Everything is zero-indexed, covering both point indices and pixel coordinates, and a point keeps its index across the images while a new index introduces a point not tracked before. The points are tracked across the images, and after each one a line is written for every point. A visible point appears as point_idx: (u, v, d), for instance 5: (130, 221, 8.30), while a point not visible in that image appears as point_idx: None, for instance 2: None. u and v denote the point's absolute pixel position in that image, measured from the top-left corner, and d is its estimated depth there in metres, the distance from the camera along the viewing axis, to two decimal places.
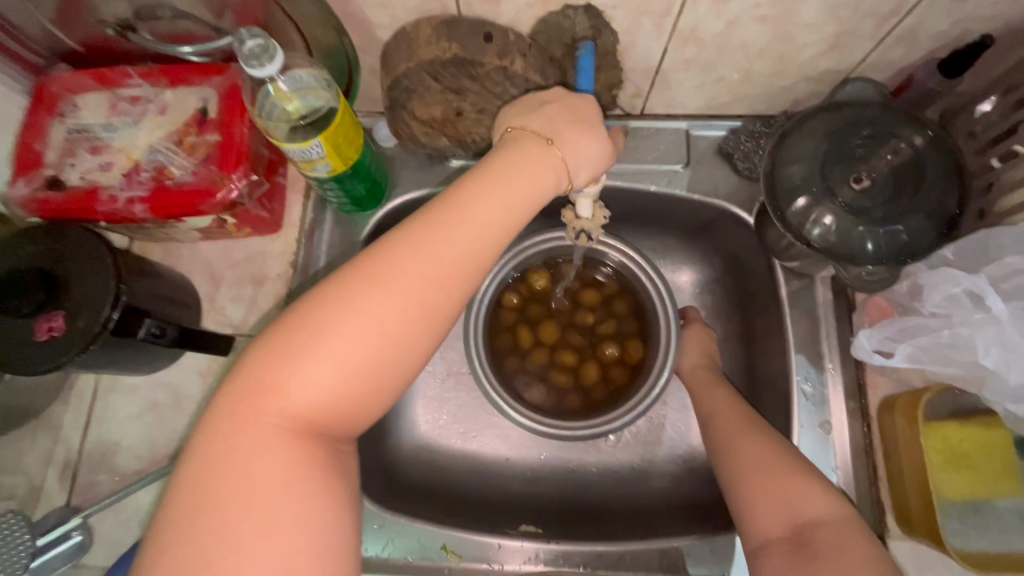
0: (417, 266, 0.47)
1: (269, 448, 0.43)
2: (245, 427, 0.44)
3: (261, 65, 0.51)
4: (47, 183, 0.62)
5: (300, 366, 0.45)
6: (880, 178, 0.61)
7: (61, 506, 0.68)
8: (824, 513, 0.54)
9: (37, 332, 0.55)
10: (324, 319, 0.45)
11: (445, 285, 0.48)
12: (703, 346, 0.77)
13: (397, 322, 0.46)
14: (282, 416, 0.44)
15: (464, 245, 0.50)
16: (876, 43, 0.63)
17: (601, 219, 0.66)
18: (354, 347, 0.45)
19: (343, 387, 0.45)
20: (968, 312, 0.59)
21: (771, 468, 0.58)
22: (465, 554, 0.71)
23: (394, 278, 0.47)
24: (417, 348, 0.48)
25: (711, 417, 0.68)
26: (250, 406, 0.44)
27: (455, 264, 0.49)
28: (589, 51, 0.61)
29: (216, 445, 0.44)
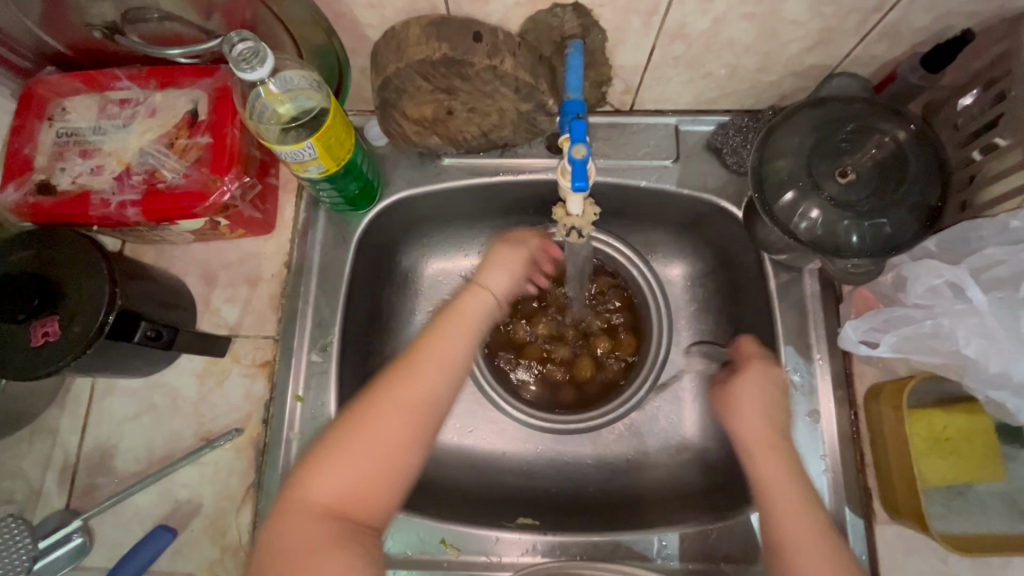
0: (408, 368, 0.57)
1: (303, 543, 0.50)
2: (284, 523, 0.51)
3: (251, 69, 0.51)
4: (38, 188, 0.62)
5: (320, 465, 0.53)
6: (865, 171, 0.62)
7: (61, 509, 0.68)
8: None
9: (33, 338, 0.55)
10: (338, 426, 0.54)
11: (431, 380, 0.56)
12: (761, 411, 0.63)
13: (392, 413, 0.54)
14: (311, 515, 0.51)
15: (446, 345, 0.59)
16: (860, 39, 0.64)
17: (591, 216, 0.68)
18: (360, 440, 0.53)
19: (356, 476, 0.52)
20: (949, 303, 0.61)
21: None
22: (464, 547, 0.72)
23: (387, 381, 0.56)
24: (413, 433, 0.55)
25: (780, 535, 0.55)
26: (287, 507, 0.52)
27: (444, 365, 0.58)
28: (577, 50, 0.62)
29: (264, 549, 0.51)
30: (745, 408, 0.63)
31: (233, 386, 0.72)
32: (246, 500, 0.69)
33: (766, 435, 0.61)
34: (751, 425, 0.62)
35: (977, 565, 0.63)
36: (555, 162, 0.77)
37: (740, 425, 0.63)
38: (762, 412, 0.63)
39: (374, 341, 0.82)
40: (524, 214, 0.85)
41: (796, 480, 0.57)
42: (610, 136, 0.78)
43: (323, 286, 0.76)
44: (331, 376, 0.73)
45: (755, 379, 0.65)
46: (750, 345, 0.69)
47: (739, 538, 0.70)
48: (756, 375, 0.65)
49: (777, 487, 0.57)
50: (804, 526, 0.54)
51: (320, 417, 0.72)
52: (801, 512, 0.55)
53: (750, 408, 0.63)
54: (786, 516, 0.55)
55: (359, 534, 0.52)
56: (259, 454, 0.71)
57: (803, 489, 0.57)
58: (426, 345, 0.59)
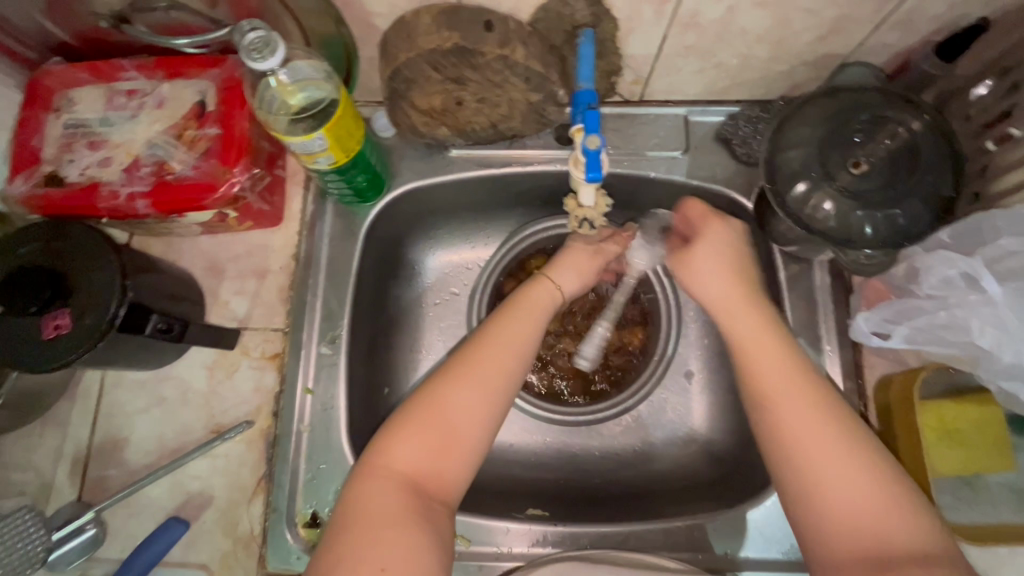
0: (482, 352, 0.62)
1: (381, 506, 0.53)
2: (363, 485, 0.55)
3: (263, 58, 0.51)
4: (46, 180, 0.61)
5: (399, 434, 0.57)
6: (878, 161, 0.62)
7: (73, 501, 0.69)
8: (918, 544, 0.49)
9: (44, 330, 0.55)
10: (419, 403, 0.59)
11: (502, 364, 0.62)
12: (718, 270, 0.65)
13: (469, 391, 0.59)
14: (391, 480, 0.55)
15: (516, 334, 0.65)
16: (874, 27, 0.63)
17: (604, 207, 0.70)
18: (437, 414, 0.58)
19: (432, 447, 0.57)
20: (962, 294, 0.61)
21: (858, 485, 0.52)
22: (475, 538, 0.72)
23: (463, 362, 0.62)
24: (486, 414, 0.59)
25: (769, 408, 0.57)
26: (367, 470, 0.56)
27: (515, 353, 0.63)
28: (589, 39, 0.61)
29: (343, 511, 0.55)
30: (705, 273, 0.65)
31: (244, 379, 0.72)
32: (258, 492, 0.69)
33: (728, 295, 0.64)
34: (713, 288, 0.65)
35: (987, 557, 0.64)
36: (564, 153, 0.77)
37: (705, 292, 0.65)
38: (720, 271, 0.65)
39: (382, 334, 0.82)
40: (532, 205, 0.85)
41: (764, 330, 0.61)
42: (619, 126, 0.78)
43: (331, 278, 0.76)
44: (341, 369, 0.73)
45: (711, 243, 0.66)
46: (697, 208, 0.68)
47: (747, 528, 0.71)
48: (711, 239, 0.66)
49: (748, 339, 0.61)
50: (779, 371, 0.58)
51: (330, 409, 0.72)
52: (773, 359, 0.59)
53: (707, 270, 0.65)
54: (760, 367, 0.59)
55: (431, 502, 0.56)
56: (270, 446, 0.71)
57: (775, 340, 0.60)
58: (498, 333, 0.64)
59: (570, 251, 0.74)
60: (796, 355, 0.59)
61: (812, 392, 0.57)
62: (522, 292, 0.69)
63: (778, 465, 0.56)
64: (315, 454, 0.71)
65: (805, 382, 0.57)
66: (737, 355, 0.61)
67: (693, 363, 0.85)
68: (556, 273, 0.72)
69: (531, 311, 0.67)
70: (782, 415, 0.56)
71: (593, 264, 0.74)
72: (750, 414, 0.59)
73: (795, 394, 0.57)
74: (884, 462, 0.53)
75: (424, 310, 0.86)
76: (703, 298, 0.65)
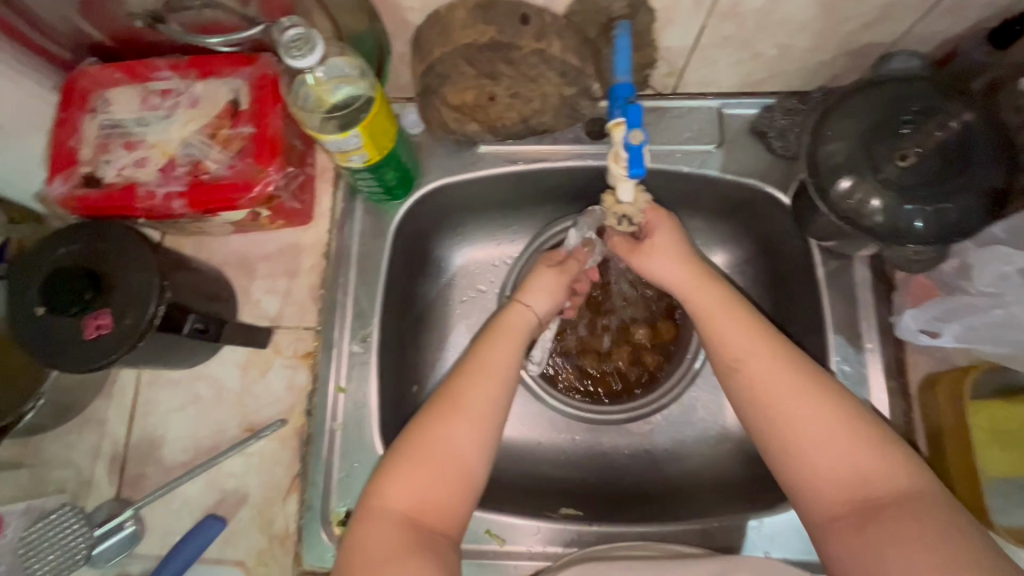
0: (467, 383, 0.61)
1: (381, 547, 0.53)
2: (364, 527, 0.55)
3: (302, 57, 0.50)
4: (84, 181, 0.61)
5: (393, 473, 0.57)
6: (927, 152, 0.59)
7: (112, 498, 0.70)
8: (902, 484, 0.50)
9: (86, 330, 0.55)
10: (409, 440, 0.58)
11: (487, 393, 0.61)
12: (675, 252, 0.66)
13: (456, 424, 0.59)
14: (390, 519, 0.55)
15: (498, 360, 0.64)
16: (923, 13, 0.61)
17: (642, 203, 0.66)
18: (427, 450, 0.58)
19: (426, 484, 0.57)
20: (1019, 290, 0.60)
21: (837, 437, 0.52)
22: (508, 537, 0.71)
23: (449, 395, 0.61)
24: (475, 444, 0.59)
25: (749, 381, 0.57)
26: (367, 512, 0.56)
27: (498, 376, 0.62)
28: (626, 31, 0.60)
29: (347, 553, 0.55)
30: (660, 255, 0.66)
31: (276, 377, 0.73)
32: (292, 490, 0.70)
33: (689, 270, 0.65)
34: (671, 267, 0.65)
35: None
36: (595, 148, 0.76)
37: (664, 276, 0.66)
38: (677, 250, 0.66)
39: (410, 332, 0.82)
40: (560, 201, 0.84)
41: (724, 298, 0.62)
42: (651, 120, 0.76)
43: (361, 276, 0.75)
44: (372, 368, 0.73)
45: (663, 226, 0.67)
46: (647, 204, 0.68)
47: (785, 529, 0.70)
48: (661, 224, 0.67)
49: (713, 311, 0.62)
50: (744, 339, 0.59)
51: (361, 407, 0.72)
52: (739, 326, 0.60)
53: (665, 252, 0.66)
54: (727, 337, 0.60)
55: (433, 537, 0.55)
56: (304, 444, 0.71)
57: (736, 306, 0.61)
58: (481, 361, 0.63)
59: (540, 270, 0.73)
60: (757, 319, 0.60)
61: (778, 354, 0.57)
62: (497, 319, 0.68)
63: (759, 431, 0.56)
64: (348, 453, 0.71)
65: (771, 343, 0.58)
66: (703, 328, 0.62)
67: None
68: (527, 294, 0.71)
69: (509, 335, 0.66)
70: (755, 380, 0.57)
71: (560, 281, 0.73)
72: (724, 383, 0.60)
73: (762, 357, 0.57)
74: (856, 409, 0.54)
75: (451, 307, 0.86)
76: (662, 279, 0.66)
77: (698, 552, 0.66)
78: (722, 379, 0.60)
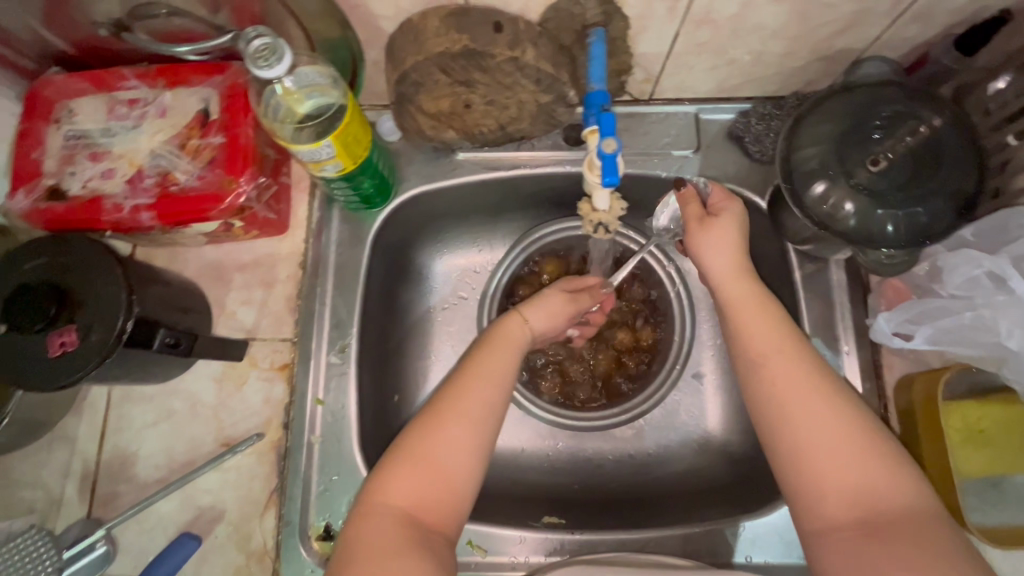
0: (468, 382, 0.61)
1: (379, 544, 0.52)
2: (360, 524, 0.54)
3: (269, 66, 0.49)
4: (48, 193, 0.60)
5: (392, 469, 0.56)
6: (898, 156, 0.60)
7: (83, 518, 0.68)
8: (907, 501, 0.50)
9: (50, 348, 0.54)
10: (410, 437, 0.58)
11: (488, 393, 0.61)
12: (732, 240, 0.63)
13: (458, 421, 0.58)
14: (387, 516, 0.54)
15: (502, 362, 0.64)
16: (892, 20, 0.61)
17: (618, 210, 0.68)
18: (427, 446, 0.57)
19: (424, 481, 0.56)
20: (989, 294, 0.61)
21: (847, 449, 0.52)
22: (490, 547, 0.71)
23: (450, 392, 0.60)
24: (475, 443, 0.58)
25: (768, 383, 0.56)
26: (365, 508, 0.55)
27: (500, 379, 0.62)
28: (599, 39, 0.60)
29: (344, 547, 0.54)
30: (722, 241, 0.63)
31: (253, 390, 0.71)
32: (269, 505, 0.68)
33: (733, 261, 0.63)
34: (720, 255, 0.63)
35: (1013, 558, 0.63)
36: (573, 155, 0.75)
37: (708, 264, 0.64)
38: (734, 239, 0.63)
39: (391, 341, 0.81)
40: (541, 207, 0.83)
41: (758, 295, 0.61)
42: (629, 126, 0.76)
43: (339, 286, 0.74)
44: (351, 378, 0.72)
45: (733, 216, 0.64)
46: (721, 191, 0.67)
47: (767, 533, 0.70)
48: (733, 211, 0.65)
49: (742, 308, 0.60)
50: (770, 339, 0.58)
51: (340, 419, 0.71)
52: (765, 325, 0.59)
53: (726, 238, 0.63)
54: (754, 336, 0.59)
55: (430, 535, 0.54)
56: (281, 458, 0.70)
57: (767, 306, 0.60)
58: (483, 361, 0.63)
59: (551, 294, 0.73)
60: (786, 322, 0.59)
61: (803, 360, 0.56)
62: (494, 328, 0.68)
63: (769, 433, 0.55)
64: (326, 466, 0.70)
65: (797, 348, 0.57)
66: (731, 321, 0.60)
67: (705, 364, 0.84)
68: (528, 307, 0.70)
69: (511, 343, 0.66)
70: (777, 381, 0.56)
71: (567, 308, 0.73)
72: (742, 380, 0.59)
73: (787, 358, 0.57)
74: (873, 427, 0.53)
75: (432, 315, 0.85)
76: (707, 265, 0.63)
77: (687, 565, 0.65)
78: (740, 377, 0.59)
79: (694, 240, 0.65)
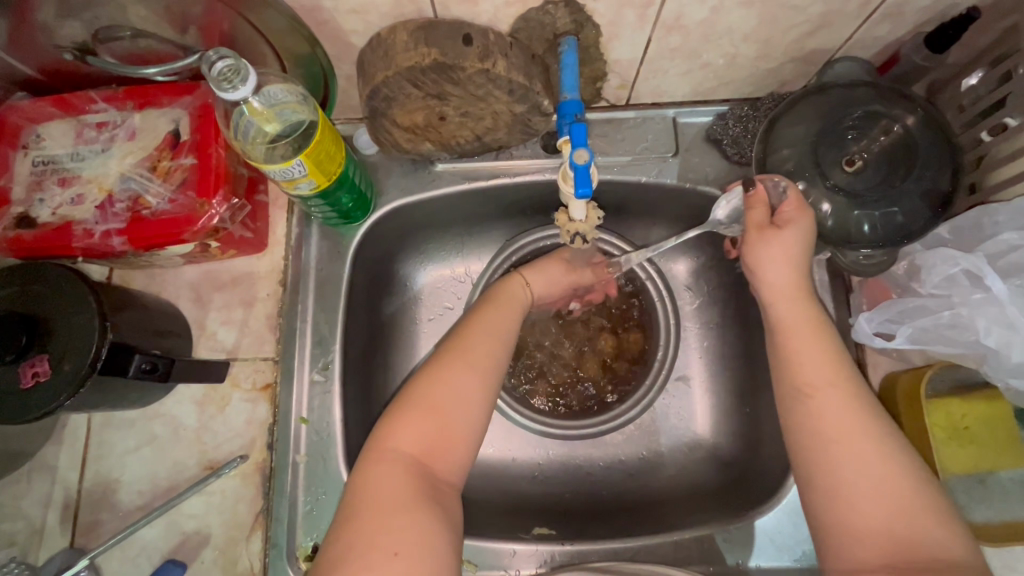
0: (470, 337, 0.63)
1: (387, 488, 0.53)
2: (367, 468, 0.55)
3: (234, 88, 0.50)
4: (17, 221, 0.59)
5: (398, 416, 0.57)
6: (873, 157, 0.61)
7: (66, 548, 0.67)
8: (950, 554, 0.48)
9: (22, 379, 0.53)
10: (416, 387, 0.59)
11: (490, 348, 0.63)
12: (793, 256, 0.60)
13: (463, 372, 0.60)
14: (394, 463, 0.54)
15: (503, 325, 0.66)
16: (863, 20, 0.61)
17: (596, 219, 0.69)
18: (432, 393, 0.58)
19: (429, 428, 0.57)
20: (967, 291, 0.62)
21: (891, 493, 0.51)
22: (482, 562, 0.70)
23: (453, 346, 0.62)
24: (480, 395, 0.60)
25: (814, 413, 0.55)
26: (372, 453, 0.56)
27: (502, 339, 0.65)
28: (571, 47, 0.60)
29: (352, 497, 0.53)
30: (784, 255, 0.60)
31: (235, 412, 0.70)
32: (256, 528, 0.67)
33: (790, 280, 0.60)
34: (779, 273, 0.60)
35: (1001, 553, 0.63)
36: (551, 162, 0.75)
37: (766, 277, 0.61)
38: (796, 255, 0.60)
39: (376, 354, 0.80)
40: (523, 215, 0.83)
41: (814, 325, 0.58)
42: (607, 132, 0.76)
43: (320, 302, 0.74)
44: (335, 396, 0.71)
45: (805, 227, 0.59)
46: (795, 196, 0.60)
47: (758, 537, 0.69)
48: (801, 223, 0.60)
49: (795, 334, 0.58)
50: (822, 373, 0.56)
51: (325, 437, 0.70)
52: (819, 355, 0.57)
53: (786, 254, 0.60)
54: (804, 365, 0.57)
55: (436, 481, 0.55)
56: (266, 479, 0.69)
57: (824, 336, 0.58)
58: (482, 321, 0.66)
59: (552, 259, 0.76)
60: (843, 357, 0.57)
61: (854, 400, 0.55)
62: (495, 290, 0.71)
63: (806, 463, 0.54)
64: (312, 485, 0.69)
65: (849, 388, 0.55)
66: (781, 345, 0.59)
67: (692, 368, 0.84)
68: (530, 272, 0.74)
69: (509, 305, 0.69)
70: (824, 414, 0.55)
71: (564, 276, 0.76)
72: (787, 412, 0.57)
73: (837, 392, 0.55)
74: (916, 475, 0.52)
75: (418, 327, 0.85)
76: (764, 280, 0.61)
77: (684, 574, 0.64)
78: (785, 408, 0.57)
79: (751, 250, 0.61)
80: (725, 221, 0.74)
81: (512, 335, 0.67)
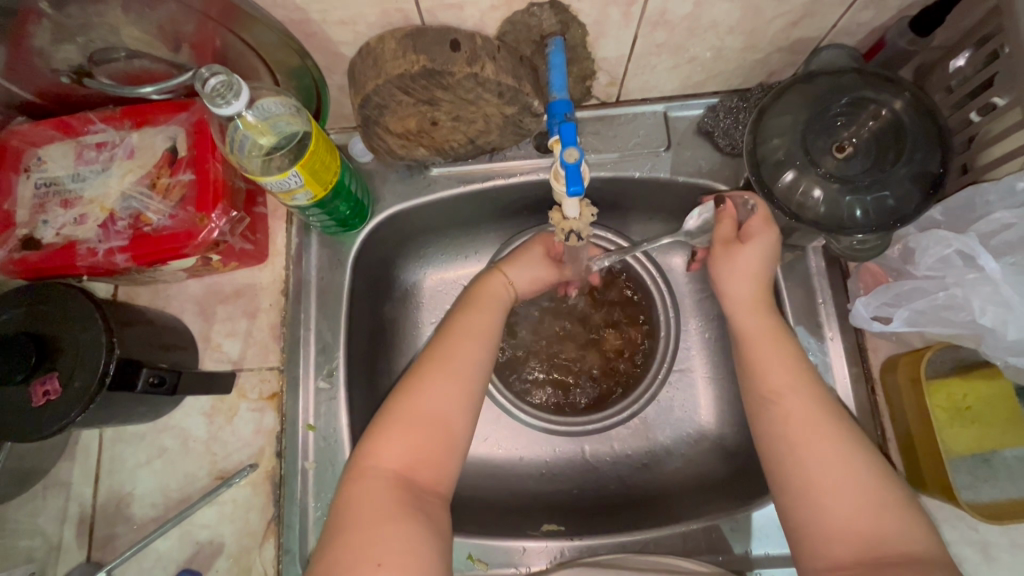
0: (446, 346, 0.64)
1: (372, 503, 0.54)
2: (352, 485, 0.56)
3: (227, 103, 0.51)
4: (22, 243, 0.61)
5: (379, 434, 0.58)
6: (862, 142, 0.62)
7: (82, 563, 0.68)
8: (914, 547, 0.50)
9: (33, 398, 0.54)
10: (399, 401, 0.59)
11: (471, 354, 0.63)
12: (751, 270, 0.65)
13: (443, 383, 0.60)
14: (378, 478, 0.56)
15: (483, 327, 0.67)
16: (846, 8, 0.62)
17: (589, 217, 0.68)
18: (410, 408, 0.59)
19: (411, 441, 0.57)
20: (961, 272, 0.62)
21: (854, 490, 0.52)
22: (493, 561, 0.71)
23: (428, 359, 0.63)
24: (461, 403, 0.61)
25: (784, 416, 0.57)
26: (356, 472, 0.56)
27: (483, 341, 0.65)
28: (558, 48, 0.61)
29: (340, 514, 0.55)
30: (743, 266, 0.65)
31: (243, 421, 0.71)
32: (269, 535, 0.68)
33: (749, 294, 0.65)
34: (738, 285, 0.65)
35: (1008, 531, 0.63)
36: (544, 161, 0.76)
37: (727, 286, 0.66)
38: (756, 267, 0.65)
39: (379, 359, 0.81)
40: (518, 216, 0.84)
41: (772, 332, 0.63)
42: (598, 129, 0.77)
43: (323, 309, 0.74)
44: (340, 402, 0.72)
45: (767, 240, 0.65)
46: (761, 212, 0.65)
47: (766, 525, 0.70)
48: (764, 236, 0.65)
49: (756, 342, 0.62)
50: (785, 376, 0.59)
51: (333, 443, 0.71)
52: (782, 362, 0.60)
53: (746, 266, 0.65)
54: (769, 370, 0.60)
55: (420, 492, 0.56)
56: (276, 487, 0.70)
57: (783, 342, 0.62)
58: (459, 328, 0.66)
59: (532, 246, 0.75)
60: (805, 362, 0.61)
61: (818, 400, 0.58)
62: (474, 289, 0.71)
63: (777, 467, 0.56)
64: (323, 491, 0.70)
65: (810, 387, 0.59)
66: (745, 353, 0.63)
67: (693, 360, 0.84)
68: (510, 266, 0.73)
69: (492, 306, 0.69)
70: (792, 415, 0.57)
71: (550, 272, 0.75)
72: (754, 416, 0.60)
73: (799, 395, 0.58)
74: (885, 477, 0.54)
75: (421, 330, 0.85)
76: (725, 290, 0.66)
77: (693, 566, 0.65)
78: (753, 413, 0.60)
79: (718, 263, 0.67)
80: (694, 232, 0.74)
81: (495, 338, 0.67)
